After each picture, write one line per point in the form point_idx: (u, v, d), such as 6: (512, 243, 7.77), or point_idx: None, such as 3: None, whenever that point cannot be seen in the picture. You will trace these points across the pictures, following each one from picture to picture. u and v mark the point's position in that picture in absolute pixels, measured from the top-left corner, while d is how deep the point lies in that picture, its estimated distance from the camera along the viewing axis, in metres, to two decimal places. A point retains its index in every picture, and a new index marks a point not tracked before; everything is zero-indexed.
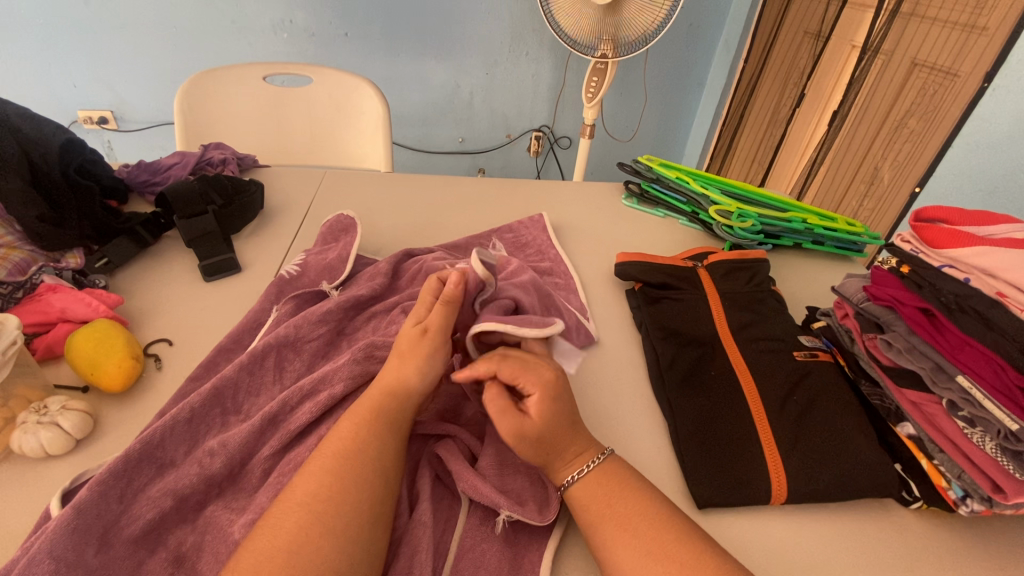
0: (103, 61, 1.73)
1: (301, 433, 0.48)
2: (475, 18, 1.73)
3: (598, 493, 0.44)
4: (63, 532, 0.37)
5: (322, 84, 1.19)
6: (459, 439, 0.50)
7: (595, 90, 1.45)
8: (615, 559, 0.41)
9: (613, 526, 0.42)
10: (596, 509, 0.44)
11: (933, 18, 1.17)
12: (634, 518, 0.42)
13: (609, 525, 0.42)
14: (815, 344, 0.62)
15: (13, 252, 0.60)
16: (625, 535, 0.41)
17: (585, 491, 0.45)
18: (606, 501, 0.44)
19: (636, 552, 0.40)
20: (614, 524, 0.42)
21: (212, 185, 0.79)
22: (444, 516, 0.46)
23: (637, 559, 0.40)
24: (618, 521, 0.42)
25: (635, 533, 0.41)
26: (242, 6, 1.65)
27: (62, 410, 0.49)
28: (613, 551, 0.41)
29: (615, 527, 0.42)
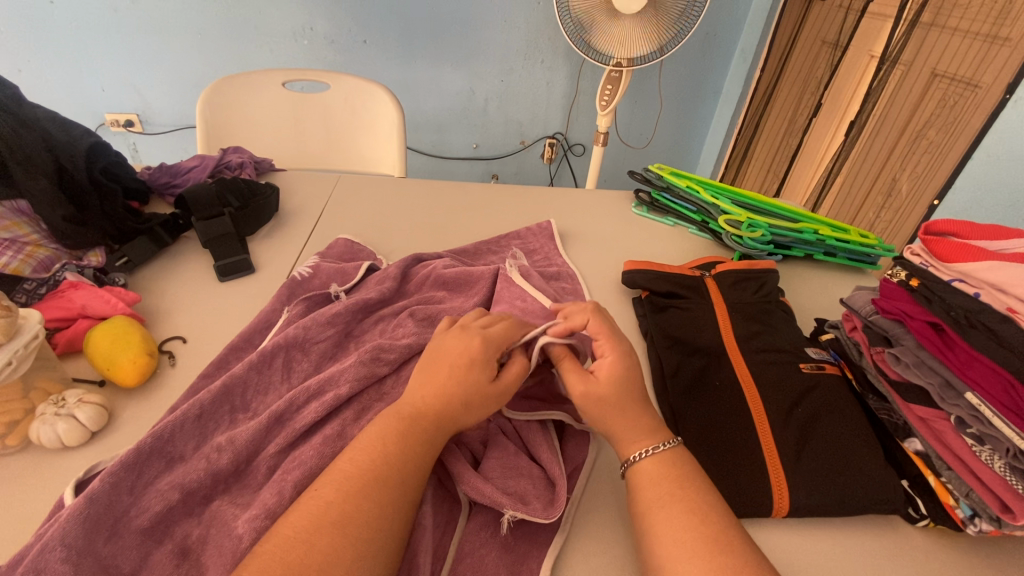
0: (130, 66, 1.79)
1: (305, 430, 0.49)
2: (491, 26, 1.75)
3: (663, 477, 0.44)
4: (76, 520, 0.39)
5: (339, 92, 1.22)
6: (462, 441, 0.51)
7: (609, 98, 1.45)
8: (670, 534, 0.40)
9: (673, 509, 0.41)
10: (655, 494, 0.43)
11: (954, 28, 1.16)
12: (702, 501, 0.42)
13: (671, 506, 0.42)
14: (822, 357, 0.62)
15: (38, 250, 0.62)
16: (687, 518, 0.41)
17: (647, 479, 0.45)
18: (672, 485, 0.43)
19: (687, 543, 0.39)
20: (678, 506, 0.42)
21: (229, 188, 0.81)
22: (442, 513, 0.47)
23: (685, 550, 0.39)
24: (675, 504, 0.42)
25: (700, 517, 0.40)
26: (265, 14, 1.69)
27: (79, 403, 0.50)
28: (661, 534, 0.41)
29: (675, 509, 0.41)
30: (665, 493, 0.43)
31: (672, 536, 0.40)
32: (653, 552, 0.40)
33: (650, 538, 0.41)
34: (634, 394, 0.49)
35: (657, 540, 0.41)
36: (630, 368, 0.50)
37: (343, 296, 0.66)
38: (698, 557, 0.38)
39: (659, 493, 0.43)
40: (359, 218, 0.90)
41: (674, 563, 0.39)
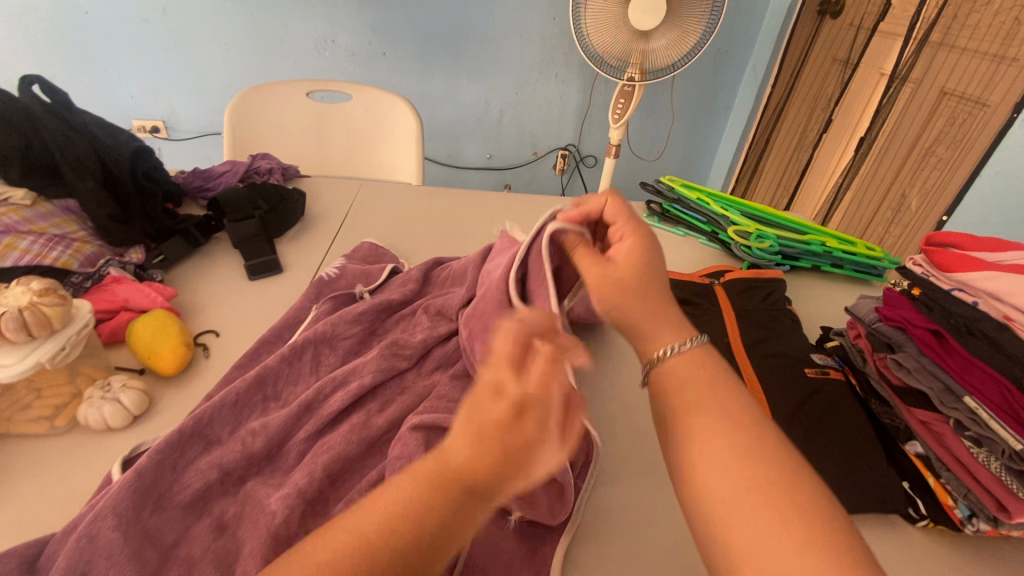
0: (159, 74, 1.86)
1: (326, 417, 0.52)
2: (508, 41, 1.80)
3: (688, 371, 0.43)
4: (126, 492, 0.42)
5: (361, 102, 1.27)
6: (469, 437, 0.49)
7: (621, 112, 1.49)
8: (696, 421, 0.39)
9: (701, 401, 0.41)
10: (686, 397, 0.42)
11: (962, 48, 1.18)
12: (730, 395, 0.41)
13: (700, 397, 0.41)
14: (826, 362, 0.64)
15: (85, 247, 0.67)
16: (714, 408, 0.40)
17: (673, 375, 0.44)
18: (700, 382, 0.42)
19: (716, 434, 0.38)
20: (707, 398, 0.41)
21: (260, 192, 0.86)
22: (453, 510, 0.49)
23: (714, 439, 0.38)
24: (706, 401, 0.40)
25: (728, 409, 0.39)
26: (290, 27, 1.76)
27: (123, 387, 0.54)
28: (690, 420, 0.40)
29: (702, 400, 0.41)
30: (694, 391, 0.42)
31: (701, 432, 0.39)
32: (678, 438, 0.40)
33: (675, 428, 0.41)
34: (653, 282, 0.49)
35: (684, 427, 0.40)
36: (647, 251, 0.51)
37: (367, 296, 0.69)
38: (727, 451, 0.37)
39: (689, 392, 0.42)
40: (381, 223, 0.93)
41: (700, 448, 0.38)
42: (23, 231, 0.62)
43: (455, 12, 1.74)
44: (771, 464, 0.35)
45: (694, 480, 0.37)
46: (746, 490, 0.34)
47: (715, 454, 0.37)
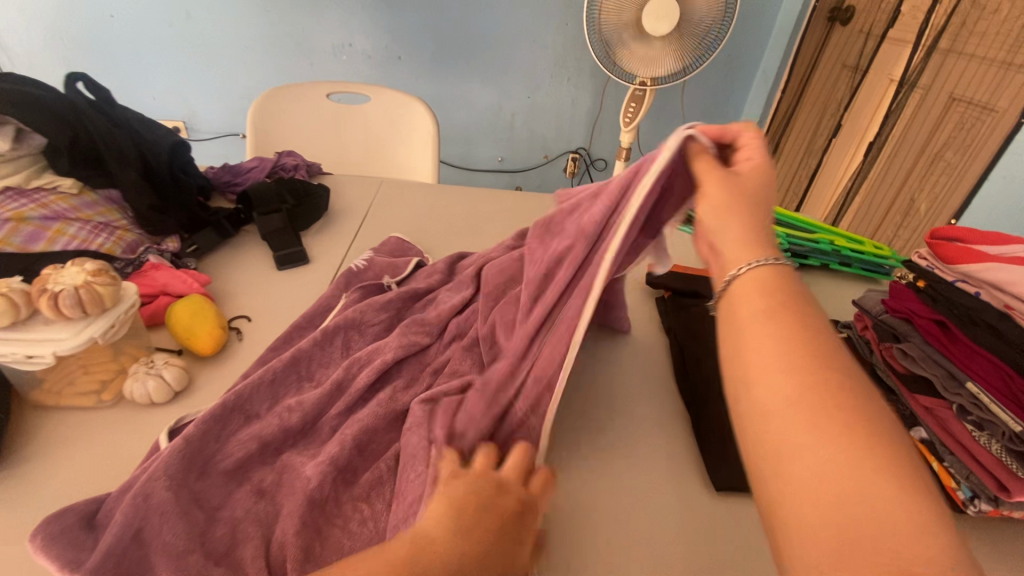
0: (181, 76, 1.91)
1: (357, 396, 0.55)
2: (521, 46, 1.84)
3: (758, 298, 0.34)
4: (176, 456, 0.45)
5: (378, 103, 1.31)
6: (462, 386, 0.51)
7: (633, 115, 1.53)
8: (766, 363, 0.31)
9: (773, 339, 0.32)
10: (757, 308, 0.34)
11: (971, 55, 1.20)
12: (815, 340, 0.32)
13: (774, 333, 0.32)
14: None
15: (127, 234, 0.71)
16: (789, 355, 0.31)
17: (745, 290, 0.35)
18: (775, 312, 0.33)
19: (790, 387, 0.30)
20: (782, 336, 0.32)
21: (287, 187, 0.90)
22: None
23: (786, 392, 0.30)
24: (776, 320, 0.33)
25: (809, 358, 0.31)
26: (309, 31, 1.81)
27: (166, 364, 0.57)
28: (756, 361, 0.32)
29: (776, 338, 0.32)
30: (766, 308, 0.33)
31: (765, 358, 0.31)
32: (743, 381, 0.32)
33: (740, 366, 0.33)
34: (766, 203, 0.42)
35: (751, 369, 0.32)
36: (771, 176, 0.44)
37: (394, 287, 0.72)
38: (792, 386, 0.30)
39: (762, 304, 0.34)
40: (401, 219, 0.97)
41: (767, 399, 0.30)
42: (70, 218, 0.66)
43: (469, 17, 1.78)
44: (859, 431, 0.27)
45: (746, 410, 0.31)
46: (805, 433, 0.28)
47: (777, 387, 0.30)
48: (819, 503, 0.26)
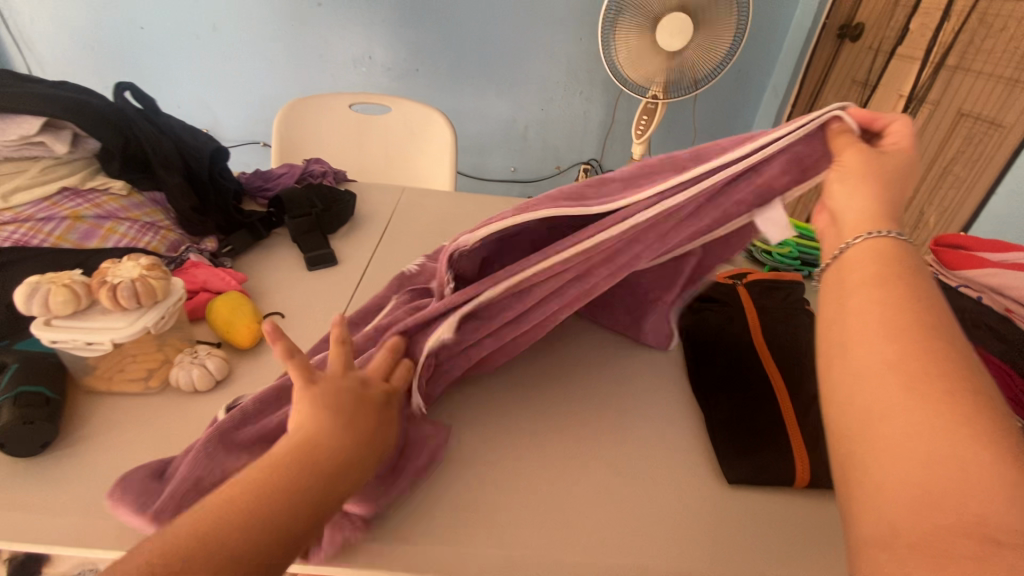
0: (206, 86, 1.98)
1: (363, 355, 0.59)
2: (535, 59, 1.89)
3: (867, 266, 0.38)
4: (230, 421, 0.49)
5: (397, 113, 1.36)
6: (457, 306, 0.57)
7: (644, 127, 1.57)
8: (862, 319, 0.35)
9: (874, 303, 0.35)
10: (865, 275, 0.37)
11: (977, 71, 1.23)
12: (920, 309, 0.34)
13: (877, 295, 0.36)
14: None
15: (170, 233, 0.76)
16: (887, 316, 0.34)
17: (856, 260, 0.39)
18: (882, 281, 0.36)
19: (881, 345, 0.33)
20: (882, 301, 0.35)
21: (317, 192, 0.94)
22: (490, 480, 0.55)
23: (875, 348, 0.33)
24: (880, 290, 0.36)
25: (906, 323, 0.33)
26: (331, 44, 1.87)
27: (209, 355, 0.61)
28: (853, 318, 0.36)
29: (877, 301, 0.35)
30: (875, 276, 0.37)
31: (864, 318, 0.35)
32: (835, 333, 0.36)
33: (838, 321, 0.37)
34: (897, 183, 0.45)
35: (846, 324, 0.36)
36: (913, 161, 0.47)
37: None
38: (882, 350, 0.33)
39: (872, 272, 0.37)
40: (424, 224, 1.01)
41: (854, 350, 0.34)
42: (121, 217, 0.72)
43: (486, 32, 1.83)
44: (936, 387, 0.30)
45: (839, 372, 0.35)
46: (888, 394, 0.31)
47: (871, 351, 0.33)
48: (895, 456, 0.30)
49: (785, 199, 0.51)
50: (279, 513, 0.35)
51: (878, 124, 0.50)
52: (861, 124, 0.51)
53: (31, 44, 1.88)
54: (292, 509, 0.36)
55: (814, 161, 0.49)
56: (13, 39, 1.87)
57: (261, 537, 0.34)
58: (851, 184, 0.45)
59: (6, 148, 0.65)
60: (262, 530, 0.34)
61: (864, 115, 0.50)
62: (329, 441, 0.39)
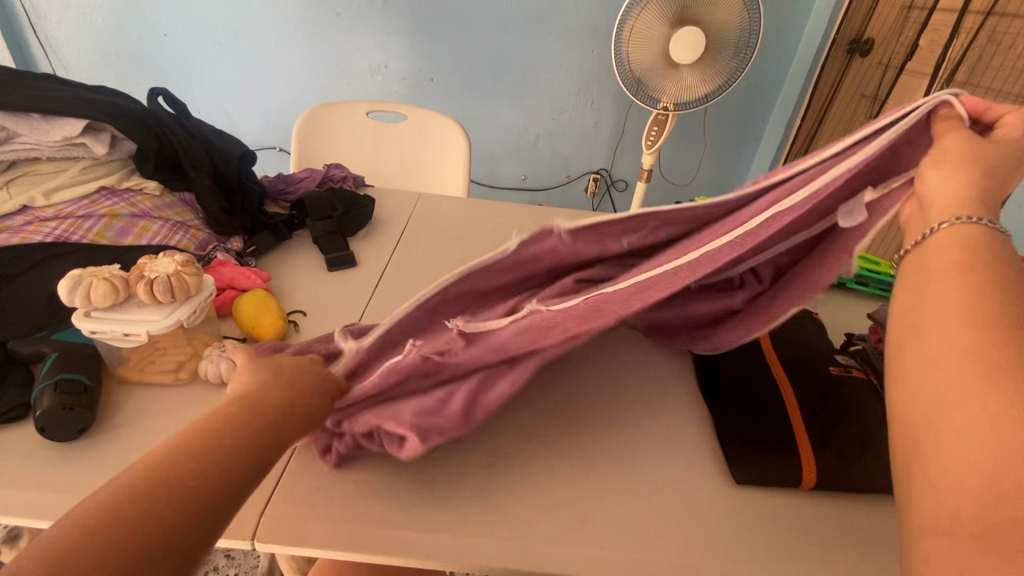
0: (226, 93, 2.04)
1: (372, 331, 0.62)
2: (547, 71, 1.93)
3: (952, 251, 0.35)
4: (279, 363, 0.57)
5: (413, 120, 1.39)
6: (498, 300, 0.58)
7: (655, 138, 1.60)
8: (940, 304, 0.34)
9: (953, 288, 0.34)
10: (951, 260, 0.35)
11: (987, 87, 1.24)
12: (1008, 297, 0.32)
13: (960, 279, 0.34)
14: (850, 362, 0.70)
15: (199, 233, 0.79)
16: (969, 303, 0.32)
17: (940, 248, 0.36)
18: (966, 266, 0.34)
19: (958, 334, 0.32)
20: (965, 288, 0.33)
21: (337, 196, 0.97)
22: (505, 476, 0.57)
23: (952, 336, 0.32)
24: (965, 277, 0.34)
25: (989, 311, 0.32)
26: (348, 53, 1.92)
27: (236, 349, 0.64)
28: (931, 303, 0.34)
29: (959, 287, 0.34)
30: (962, 264, 0.35)
31: (944, 304, 0.33)
32: (910, 321, 0.35)
33: (914, 307, 0.36)
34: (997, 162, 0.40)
35: (922, 310, 0.35)
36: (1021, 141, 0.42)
37: None
38: (961, 338, 0.31)
39: (956, 260, 0.35)
40: (439, 229, 1.03)
41: (928, 337, 0.33)
42: (154, 216, 0.75)
43: (499, 43, 1.88)
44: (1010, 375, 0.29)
45: (913, 359, 0.34)
46: (963, 383, 0.30)
47: (948, 342, 0.32)
48: (962, 443, 0.29)
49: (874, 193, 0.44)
50: (188, 489, 0.34)
51: (988, 116, 0.44)
52: (971, 114, 0.45)
53: (57, 50, 1.94)
54: (208, 481, 0.35)
55: (913, 150, 0.44)
56: (41, 45, 1.94)
57: (169, 513, 0.33)
58: (942, 170, 0.40)
59: (49, 149, 0.70)
60: (170, 507, 0.33)
61: (975, 104, 0.44)
62: (235, 409, 0.40)
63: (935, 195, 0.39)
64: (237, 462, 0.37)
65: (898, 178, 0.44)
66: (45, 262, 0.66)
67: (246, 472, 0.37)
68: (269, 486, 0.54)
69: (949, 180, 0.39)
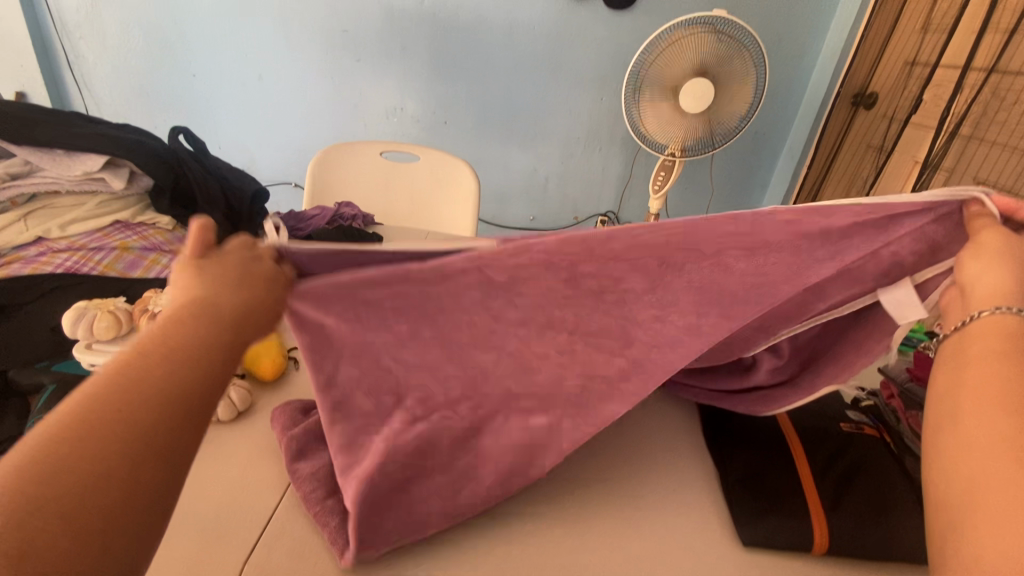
0: (246, 130, 2.11)
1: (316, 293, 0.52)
2: (558, 116, 1.98)
3: (985, 341, 0.39)
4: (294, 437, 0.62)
5: (425, 162, 1.42)
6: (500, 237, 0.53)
7: (662, 183, 1.63)
8: (970, 388, 0.37)
9: (988, 374, 0.37)
10: (991, 346, 0.38)
11: (992, 142, 1.25)
12: None
13: (993, 367, 0.37)
14: (861, 419, 0.68)
15: None
16: (1001, 391, 0.36)
17: (980, 334, 0.39)
18: (1003, 354, 0.37)
19: (994, 424, 0.35)
20: (999, 375, 0.37)
21: (346, 233, 0.98)
22: (491, 535, 0.55)
23: (986, 424, 0.35)
24: (1004, 365, 0.37)
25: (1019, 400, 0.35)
26: (367, 95, 1.99)
27: (233, 386, 0.68)
28: (966, 386, 0.38)
29: (993, 376, 0.37)
30: (1000, 350, 0.38)
31: (978, 388, 0.37)
32: (944, 401, 0.39)
33: (949, 389, 0.39)
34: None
35: (955, 391, 0.38)
36: None
37: None
38: (994, 426, 0.35)
39: (993, 347, 0.38)
40: None
41: (961, 416, 0.37)
42: (162, 248, 0.84)
43: (513, 89, 1.94)
44: None
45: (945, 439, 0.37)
46: (994, 467, 0.33)
47: (979, 426, 0.35)
48: (994, 523, 0.32)
49: (915, 280, 0.49)
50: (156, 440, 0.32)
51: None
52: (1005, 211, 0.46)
53: (91, 87, 2.04)
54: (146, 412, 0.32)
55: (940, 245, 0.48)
56: (76, 83, 2.03)
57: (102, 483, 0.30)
58: (982, 262, 0.43)
59: (69, 182, 0.79)
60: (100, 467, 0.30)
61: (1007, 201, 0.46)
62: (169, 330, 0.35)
63: (979, 288, 0.42)
64: (190, 386, 0.34)
65: (934, 269, 0.48)
66: (55, 290, 0.73)
67: (195, 396, 0.34)
68: (257, 531, 0.54)
69: (990, 274, 0.42)
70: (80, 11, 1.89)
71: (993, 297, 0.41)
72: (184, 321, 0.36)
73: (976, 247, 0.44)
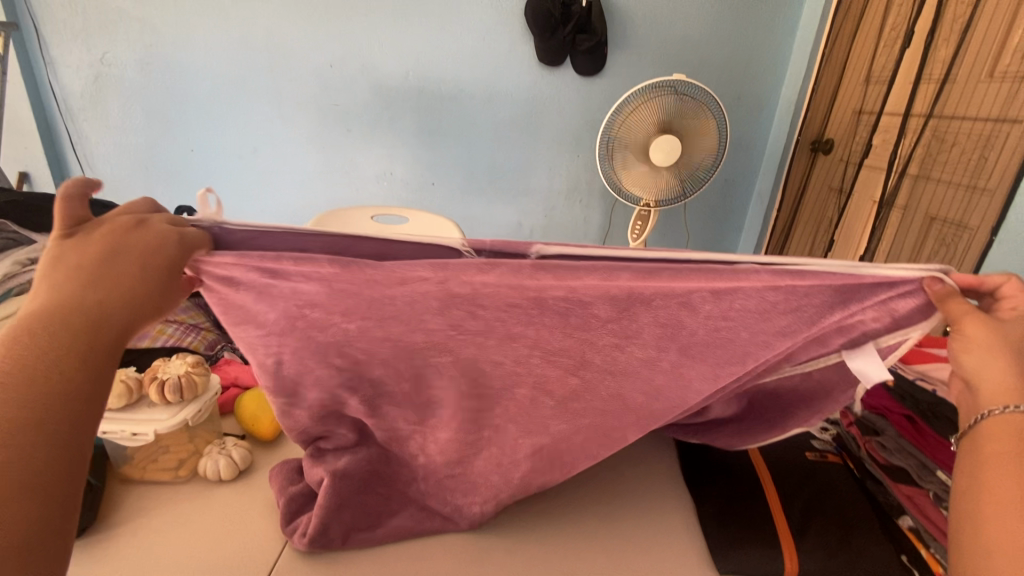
0: (241, 199, 2.21)
1: (320, 333, 0.59)
2: (539, 173, 2.11)
3: (1004, 442, 0.43)
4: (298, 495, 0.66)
5: (416, 224, 1.52)
6: (459, 249, 0.57)
7: (640, 231, 1.73)
8: (993, 488, 0.42)
9: (1007, 477, 0.42)
10: (1006, 448, 0.43)
11: (937, 180, 1.30)
12: None
13: (1011, 468, 0.42)
14: (825, 447, 0.74)
15: (210, 335, 0.91)
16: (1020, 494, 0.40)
17: (991, 434, 0.44)
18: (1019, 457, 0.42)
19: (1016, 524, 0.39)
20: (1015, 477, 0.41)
21: None
22: None
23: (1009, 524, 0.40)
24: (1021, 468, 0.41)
25: None
26: (358, 162, 2.11)
27: (235, 445, 0.72)
28: (987, 485, 0.42)
29: (1012, 478, 0.41)
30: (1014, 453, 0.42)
31: (1000, 489, 0.41)
32: (968, 495, 0.43)
33: (970, 484, 0.43)
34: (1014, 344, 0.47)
35: (977, 488, 0.43)
36: None
37: None
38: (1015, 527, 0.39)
39: (1009, 449, 0.43)
40: None
41: (985, 513, 0.41)
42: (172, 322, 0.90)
43: (494, 151, 2.07)
44: None
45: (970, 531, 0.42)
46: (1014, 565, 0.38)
47: (1002, 526, 0.40)
48: None
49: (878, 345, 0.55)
50: (43, 445, 0.36)
51: (983, 286, 0.52)
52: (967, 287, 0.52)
53: (93, 165, 2.15)
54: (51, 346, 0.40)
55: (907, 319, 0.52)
56: (78, 161, 2.14)
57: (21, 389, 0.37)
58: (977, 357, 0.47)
59: None
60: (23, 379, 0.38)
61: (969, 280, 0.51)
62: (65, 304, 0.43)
63: (986, 384, 0.46)
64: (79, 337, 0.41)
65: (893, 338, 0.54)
66: None
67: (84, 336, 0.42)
68: None
69: (988, 367, 0.46)
70: (85, 96, 2.03)
71: (998, 393, 0.45)
72: (21, 338, 0.39)
73: (963, 341, 0.48)
